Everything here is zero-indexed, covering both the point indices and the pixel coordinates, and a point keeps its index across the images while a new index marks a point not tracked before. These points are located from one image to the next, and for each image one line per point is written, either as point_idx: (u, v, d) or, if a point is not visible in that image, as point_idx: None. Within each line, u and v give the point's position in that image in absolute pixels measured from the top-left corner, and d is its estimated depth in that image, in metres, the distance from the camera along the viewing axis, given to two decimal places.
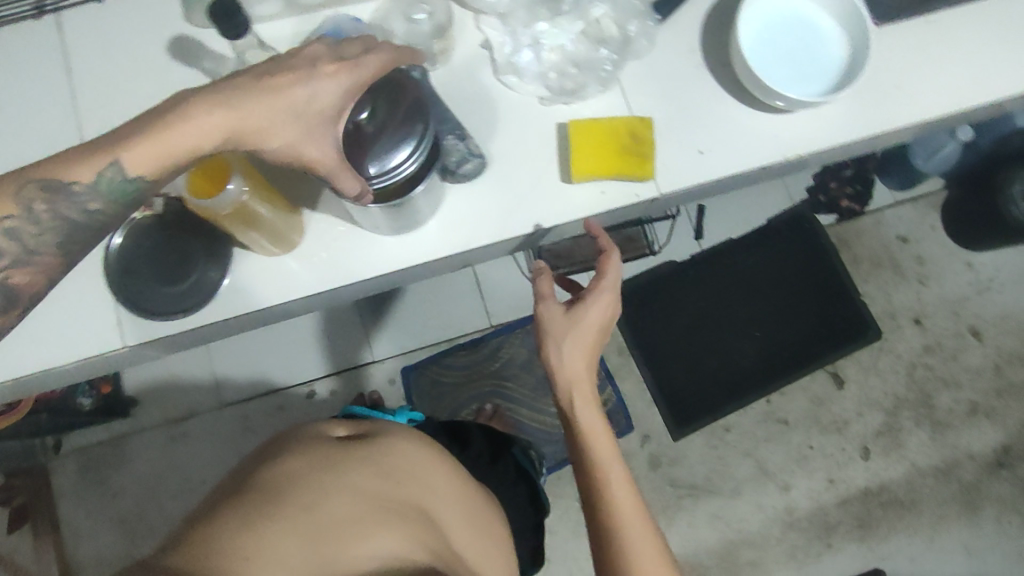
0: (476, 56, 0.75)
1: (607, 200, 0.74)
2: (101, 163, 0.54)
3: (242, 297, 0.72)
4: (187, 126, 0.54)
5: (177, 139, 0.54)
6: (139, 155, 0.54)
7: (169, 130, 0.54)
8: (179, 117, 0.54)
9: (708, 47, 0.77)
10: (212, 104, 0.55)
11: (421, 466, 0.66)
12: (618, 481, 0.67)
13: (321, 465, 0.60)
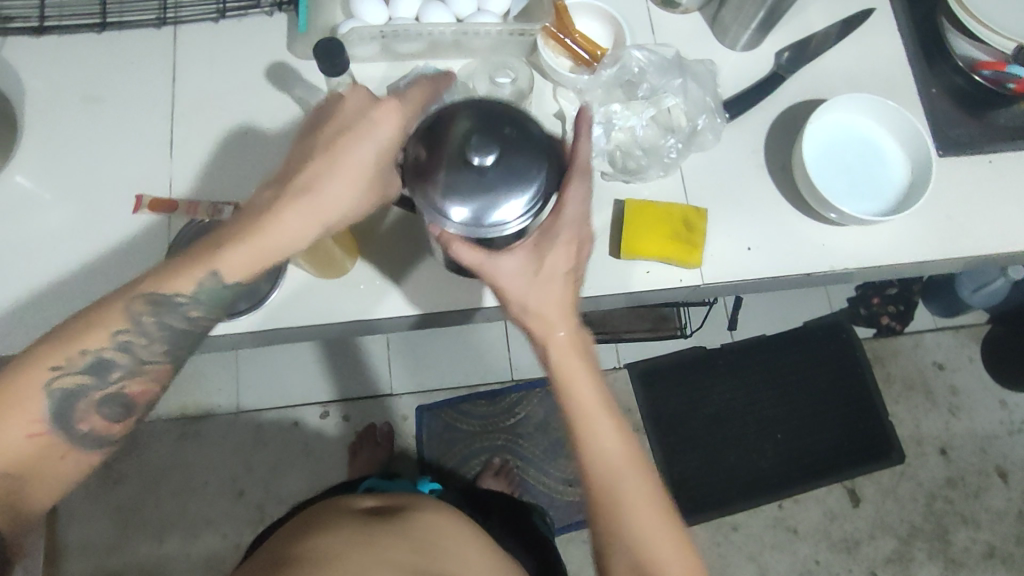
0: (548, 124, 0.80)
1: (650, 280, 0.76)
2: (200, 276, 0.58)
3: (285, 314, 0.74)
4: (291, 215, 0.58)
5: (281, 239, 0.58)
6: (238, 258, 0.58)
7: (269, 222, 0.58)
8: (284, 206, 0.58)
9: (770, 153, 0.80)
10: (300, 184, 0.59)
11: (447, 543, 0.73)
12: (621, 470, 0.63)
13: (352, 538, 0.68)
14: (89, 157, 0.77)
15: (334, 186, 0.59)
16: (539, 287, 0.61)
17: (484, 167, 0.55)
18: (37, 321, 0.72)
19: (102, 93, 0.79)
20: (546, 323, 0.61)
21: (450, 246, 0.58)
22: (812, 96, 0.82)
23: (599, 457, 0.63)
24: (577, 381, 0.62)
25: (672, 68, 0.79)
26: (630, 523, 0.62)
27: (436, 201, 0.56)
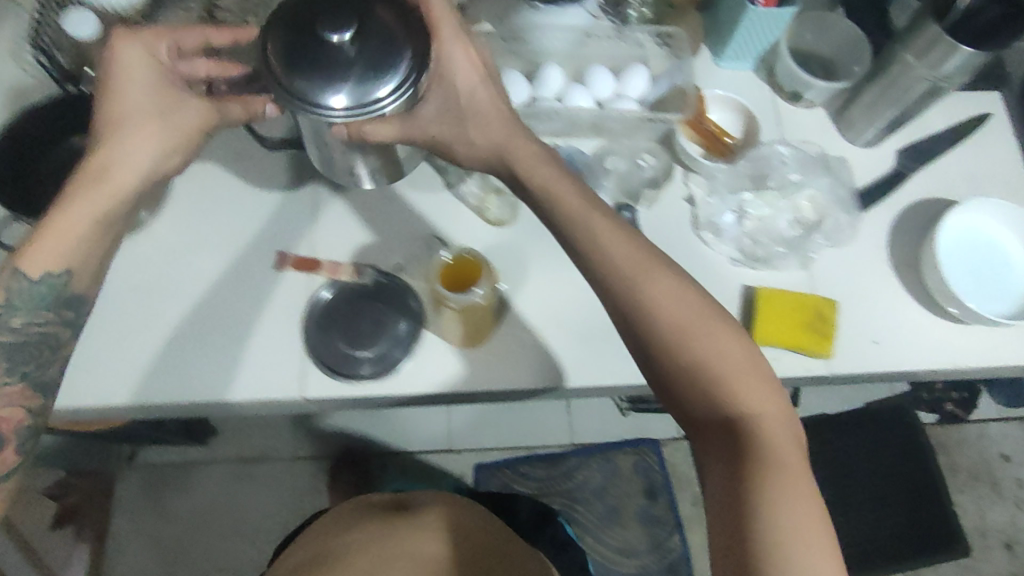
0: (679, 208, 0.81)
1: (779, 366, 0.75)
2: (50, 265, 0.59)
3: (414, 376, 0.74)
4: (80, 202, 0.60)
5: (71, 223, 0.60)
6: (43, 243, 0.59)
7: (60, 212, 0.60)
8: (76, 197, 0.60)
9: (895, 248, 0.81)
10: (90, 171, 0.61)
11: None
12: (785, 435, 0.54)
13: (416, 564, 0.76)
14: (233, 212, 0.79)
15: (120, 149, 0.61)
16: (683, 297, 0.58)
17: (349, 70, 0.59)
18: (170, 370, 0.72)
19: (249, 150, 0.82)
20: (691, 331, 0.56)
21: (362, 127, 0.63)
22: (935, 194, 0.84)
23: (782, 484, 0.51)
24: (747, 379, 0.56)
25: (809, 163, 0.82)
26: (795, 532, 0.49)
27: (314, 91, 0.59)
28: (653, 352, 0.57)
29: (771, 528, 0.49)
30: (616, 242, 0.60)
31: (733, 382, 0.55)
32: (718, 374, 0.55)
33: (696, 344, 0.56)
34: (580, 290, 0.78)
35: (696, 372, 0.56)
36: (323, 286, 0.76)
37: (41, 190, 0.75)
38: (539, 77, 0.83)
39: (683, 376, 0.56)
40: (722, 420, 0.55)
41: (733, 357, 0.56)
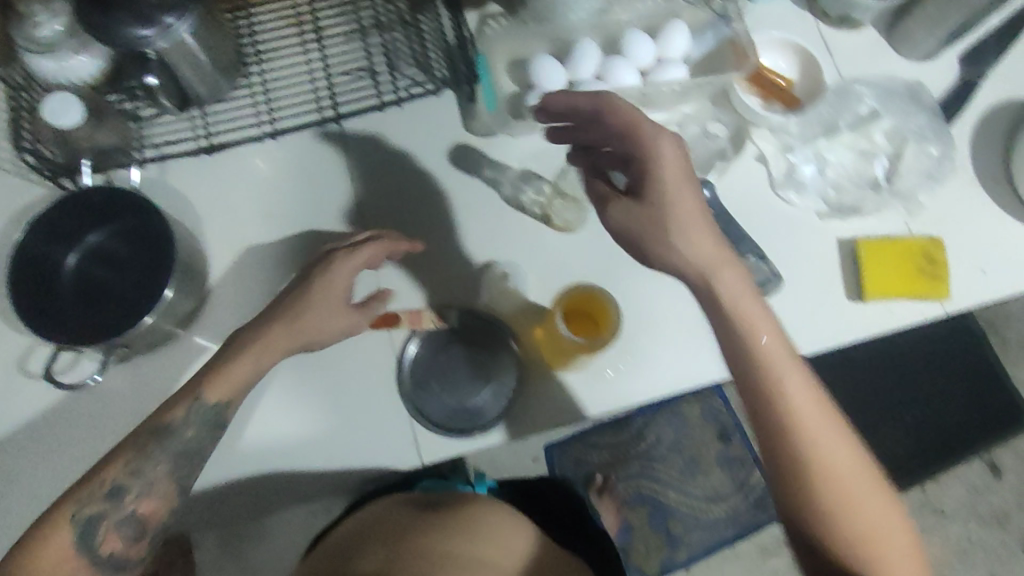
0: (753, 169, 0.76)
1: (894, 319, 0.72)
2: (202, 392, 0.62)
3: (525, 414, 0.69)
4: (309, 320, 0.63)
5: (302, 338, 0.64)
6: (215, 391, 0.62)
7: (259, 350, 0.63)
8: (261, 341, 0.63)
9: (981, 164, 0.77)
10: (297, 315, 0.63)
11: (496, 528, 0.76)
12: (707, 261, 0.57)
13: (409, 526, 0.74)
14: (288, 280, 0.72)
15: (323, 312, 0.64)
16: (752, 304, 0.58)
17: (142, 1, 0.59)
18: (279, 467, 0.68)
19: (286, 208, 0.74)
20: (743, 313, 0.57)
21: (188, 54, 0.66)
22: (1010, 97, 0.79)
23: (834, 470, 0.56)
24: (776, 360, 0.57)
25: (885, 96, 0.76)
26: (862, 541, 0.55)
27: (127, 29, 0.59)
28: (730, 333, 0.58)
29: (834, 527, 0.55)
30: (723, 262, 0.58)
31: (774, 371, 0.56)
32: (746, 376, 0.57)
33: (770, 355, 0.57)
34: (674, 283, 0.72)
35: (797, 473, 0.56)
36: (408, 338, 0.70)
37: (68, 300, 0.68)
38: (571, 59, 0.73)
39: (761, 394, 0.57)
40: (776, 409, 0.56)
41: (774, 346, 0.57)
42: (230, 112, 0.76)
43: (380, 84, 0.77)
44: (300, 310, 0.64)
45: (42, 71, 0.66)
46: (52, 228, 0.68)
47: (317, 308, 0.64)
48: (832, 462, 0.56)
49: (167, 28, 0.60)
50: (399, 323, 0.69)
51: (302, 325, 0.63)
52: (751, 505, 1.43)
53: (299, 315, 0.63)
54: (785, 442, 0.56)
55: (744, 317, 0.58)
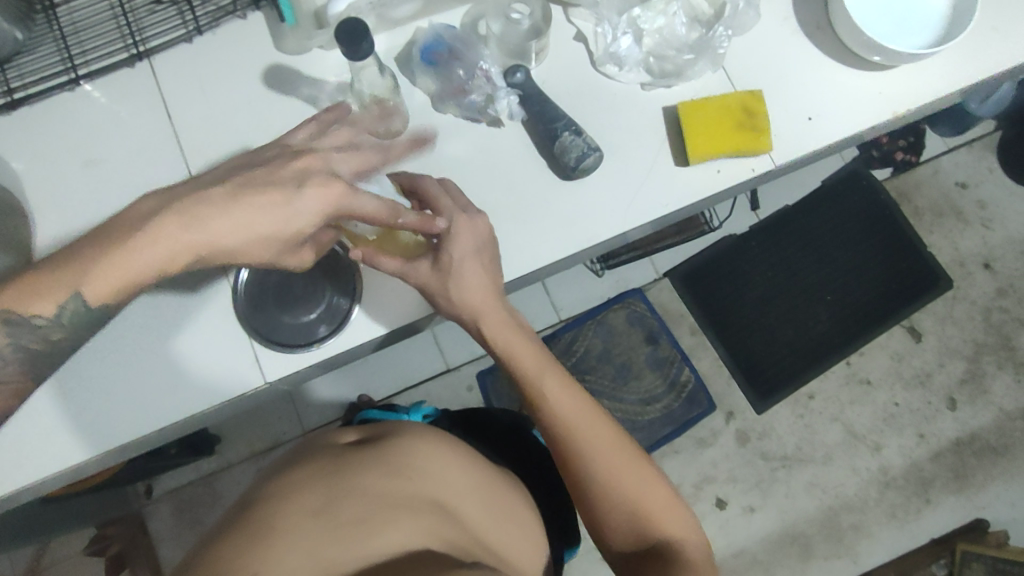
0: (572, 49, 0.75)
1: (724, 178, 0.73)
2: (56, 300, 0.49)
3: (372, 321, 0.71)
4: (257, 206, 0.53)
5: (219, 248, 0.52)
6: (96, 290, 0.49)
7: (125, 255, 0.49)
8: (185, 228, 0.51)
9: (802, 13, 0.76)
10: (274, 181, 0.54)
11: (438, 458, 0.60)
12: (479, 304, 0.67)
13: (329, 469, 0.55)
14: None
15: (248, 211, 0.53)
16: (491, 297, 0.67)
17: None
18: (131, 407, 0.69)
19: (109, 155, 0.73)
20: (484, 316, 0.67)
21: None
22: None
23: (599, 447, 0.64)
24: (519, 359, 0.68)
25: None
26: (606, 469, 0.63)
27: None
28: (488, 335, 0.68)
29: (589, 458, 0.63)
30: (467, 265, 0.66)
31: (512, 354, 0.68)
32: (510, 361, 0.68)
33: (515, 346, 0.68)
34: (501, 174, 0.72)
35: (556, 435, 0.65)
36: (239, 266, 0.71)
37: None
38: None
39: (516, 375, 0.68)
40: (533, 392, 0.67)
41: (520, 349, 0.68)
42: (34, 66, 0.73)
43: (184, 10, 0.75)
44: (135, 229, 0.50)
45: None
46: None
47: (278, 200, 0.54)
48: (572, 430, 0.64)
49: None
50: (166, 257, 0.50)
51: (213, 215, 0.52)
52: (684, 403, 1.46)
53: (135, 237, 0.49)
54: (535, 408, 0.66)
55: (511, 346, 0.68)
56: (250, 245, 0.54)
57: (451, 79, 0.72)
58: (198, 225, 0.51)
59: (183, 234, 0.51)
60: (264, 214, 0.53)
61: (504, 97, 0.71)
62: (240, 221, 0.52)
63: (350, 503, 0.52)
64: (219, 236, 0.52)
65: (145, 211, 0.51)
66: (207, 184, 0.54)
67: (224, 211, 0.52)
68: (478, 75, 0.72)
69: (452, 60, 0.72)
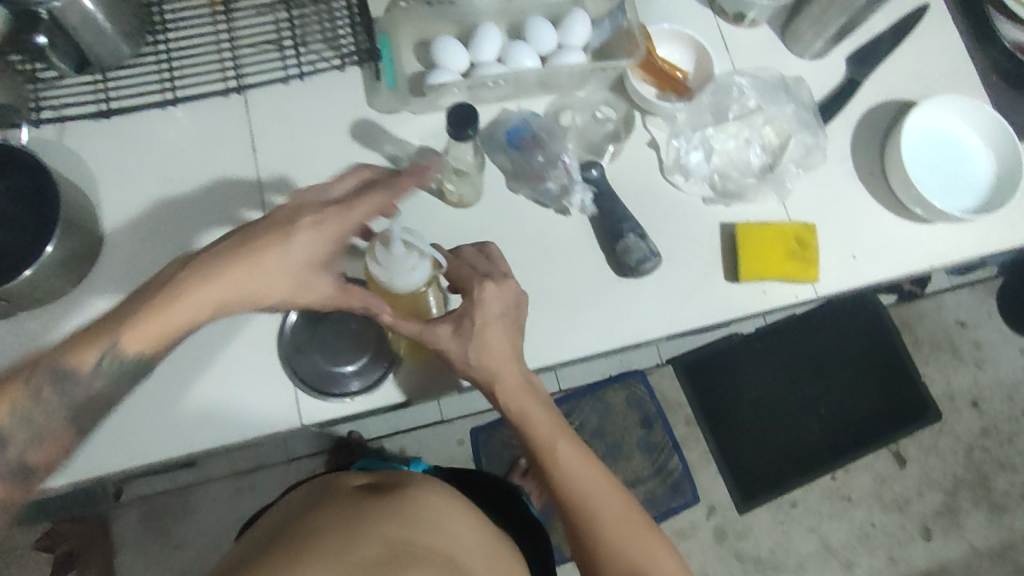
0: (644, 155, 0.79)
1: (768, 299, 0.77)
2: (106, 350, 0.51)
3: (412, 383, 0.72)
4: (314, 232, 0.57)
5: (273, 273, 0.56)
6: (146, 332, 0.52)
7: (185, 290, 0.53)
8: (228, 258, 0.55)
9: (855, 157, 0.82)
10: (315, 215, 0.58)
11: (446, 513, 0.61)
12: (494, 365, 0.68)
13: (348, 513, 0.57)
14: (187, 245, 0.73)
15: (309, 240, 0.57)
16: (508, 357, 0.68)
17: None
18: (156, 425, 0.69)
19: (184, 173, 0.75)
20: (500, 380, 0.68)
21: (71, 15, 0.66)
22: (889, 97, 0.84)
23: (606, 504, 0.66)
24: (531, 419, 0.68)
25: (775, 90, 0.80)
26: (608, 526, 0.65)
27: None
28: (499, 394, 0.69)
29: (597, 513, 0.65)
30: (488, 322, 0.67)
31: (524, 415, 0.68)
32: (518, 422, 0.68)
33: (528, 407, 0.68)
34: (561, 259, 0.76)
35: (563, 491, 0.66)
36: (289, 308, 0.71)
37: None
38: (471, 42, 0.77)
39: (525, 434, 0.68)
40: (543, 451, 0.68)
41: (530, 410, 0.68)
42: (134, 82, 0.76)
43: (287, 56, 0.78)
44: (199, 270, 0.54)
45: None
46: None
47: (330, 217, 0.58)
48: (576, 489, 0.66)
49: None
50: (226, 283, 0.54)
51: (283, 234, 0.56)
52: (669, 490, 1.48)
53: (201, 271, 0.54)
54: (541, 468, 0.68)
55: (523, 405, 0.68)
56: (306, 265, 0.57)
57: (529, 163, 0.76)
58: (264, 257, 0.56)
59: (251, 271, 0.55)
60: (327, 228, 0.58)
61: (579, 191, 0.75)
62: (306, 243, 0.57)
63: (366, 543, 0.53)
64: (288, 261, 0.56)
65: (213, 258, 0.55)
66: (285, 215, 0.58)
67: (288, 240, 0.56)
68: (556, 164, 0.75)
69: (534, 145, 0.76)
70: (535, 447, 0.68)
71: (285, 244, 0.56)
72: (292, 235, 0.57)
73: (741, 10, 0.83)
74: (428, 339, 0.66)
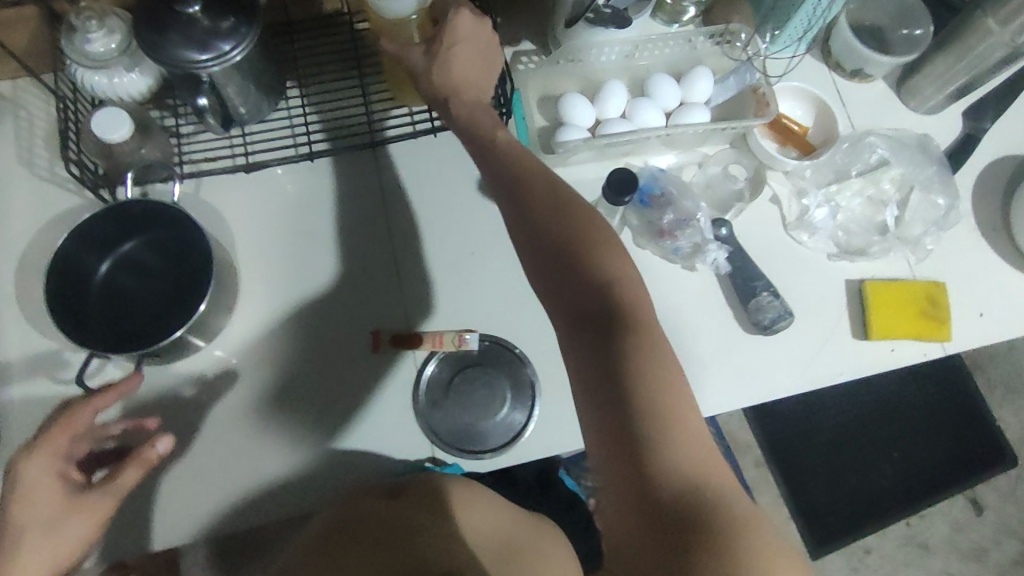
0: (767, 211, 0.79)
1: (897, 357, 0.76)
2: None
3: (543, 440, 0.71)
4: (82, 512, 0.55)
5: (48, 543, 0.53)
6: None
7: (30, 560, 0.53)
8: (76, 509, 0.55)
9: (980, 212, 0.81)
10: (61, 449, 0.56)
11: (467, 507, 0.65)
12: (624, 284, 0.49)
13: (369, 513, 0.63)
14: (321, 298, 0.74)
15: (44, 489, 0.54)
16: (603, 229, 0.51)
17: (197, 37, 0.63)
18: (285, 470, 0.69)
19: (316, 226, 0.76)
20: (625, 314, 0.47)
21: (223, 77, 0.67)
22: (1011, 152, 0.83)
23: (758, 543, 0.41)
24: (660, 373, 0.45)
25: (899, 148, 0.79)
26: (680, 435, 0.44)
27: (176, 54, 0.62)
28: (620, 327, 0.47)
29: (748, 546, 0.41)
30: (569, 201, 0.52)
31: (654, 364, 0.45)
32: (577, 273, 0.49)
33: (650, 342, 0.46)
34: (689, 316, 0.75)
35: (689, 484, 0.42)
36: (427, 359, 0.72)
37: (102, 317, 0.69)
38: (598, 98, 0.78)
39: (583, 298, 0.48)
40: (607, 308, 0.47)
41: (624, 271, 0.49)
42: (269, 137, 0.77)
43: (415, 110, 0.79)
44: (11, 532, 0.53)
45: (95, 88, 0.70)
46: (94, 237, 0.68)
47: (54, 481, 0.55)
48: (643, 382, 0.45)
49: (212, 52, 0.63)
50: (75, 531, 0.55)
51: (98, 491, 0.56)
52: None
53: (22, 543, 0.53)
54: (656, 450, 0.43)
55: (657, 349, 0.46)
56: (91, 523, 0.56)
57: (659, 221, 0.75)
58: (30, 516, 0.53)
59: (44, 531, 0.53)
60: (101, 492, 0.56)
61: (714, 250, 0.74)
62: (93, 510, 0.56)
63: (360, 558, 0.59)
64: (48, 497, 0.54)
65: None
66: (47, 475, 0.54)
67: (22, 498, 0.53)
68: (689, 223, 0.75)
69: (665, 203, 0.76)
70: (655, 419, 0.44)
71: (33, 495, 0.54)
72: (159, 452, 0.58)
73: (861, 65, 0.83)
74: (532, 233, 0.51)
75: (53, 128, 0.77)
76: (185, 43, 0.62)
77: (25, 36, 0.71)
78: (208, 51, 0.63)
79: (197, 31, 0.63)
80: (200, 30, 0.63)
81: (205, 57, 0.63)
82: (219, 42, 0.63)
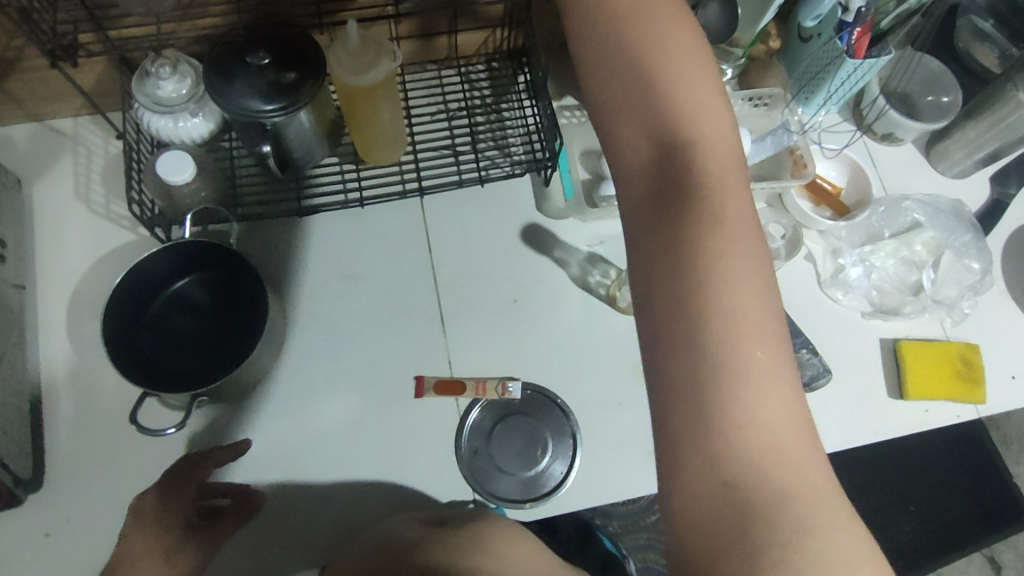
0: (803, 269, 0.81)
1: (931, 418, 0.76)
2: None
3: (583, 492, 0.71)
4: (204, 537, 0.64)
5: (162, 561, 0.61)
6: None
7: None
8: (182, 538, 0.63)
9: (1011, 276, 0.82)
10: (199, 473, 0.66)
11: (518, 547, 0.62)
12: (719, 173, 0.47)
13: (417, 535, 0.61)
14: (365, 341, 0.75)
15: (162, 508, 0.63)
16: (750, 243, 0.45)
17: (262, 88, 0.65)
18: (335, 510, 0.69)
19: (362, 269, 0.78)
20: (708, 199, 0.45)
21: (284, 125, 0.69)
22: None
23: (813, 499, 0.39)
24: (742, 293, 0.42)
25: (935, 213, 0.82)
26: (755, 389, 0.40)
27: (240, 103, 0.65)
28: (690, 216, 0.45)
29: (802, 511, 0.38)
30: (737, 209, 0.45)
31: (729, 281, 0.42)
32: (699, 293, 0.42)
33: (731, 259, 0.43)
34: None
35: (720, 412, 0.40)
36: (471, 406, 0.73)
37: (152, 354, 0.69)
38: None
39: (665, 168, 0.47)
40: (687, 218, 0.45)
41: (730, 210, 0.45)
42: (320, 181, 0.80)
43: (460, 159, 0.82)
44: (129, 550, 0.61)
45: (158, 131, 0.71)
46: (148, 277, 0.69)
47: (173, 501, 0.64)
48: (715, 331, 0.41)
49: (275, 101, 0.65)
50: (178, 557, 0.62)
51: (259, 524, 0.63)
52: None
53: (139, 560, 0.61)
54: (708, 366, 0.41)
55: (735, 257, 0.43)
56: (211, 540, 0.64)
57: None
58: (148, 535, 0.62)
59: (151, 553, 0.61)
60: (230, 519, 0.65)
61: None
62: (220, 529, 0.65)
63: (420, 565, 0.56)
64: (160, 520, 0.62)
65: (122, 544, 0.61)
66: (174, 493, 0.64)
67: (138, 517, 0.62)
68: None
69: None
70: (710, 327, 0.41)
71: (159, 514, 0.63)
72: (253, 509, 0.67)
73: (894, 129, 0.85)
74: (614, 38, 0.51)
75: (108, 167, 0.79)
76: (250, 92, 0.65)
77: (93, 78, 0.73)
78: (271, 101, 0.65)
79: (262, 81, 0.65)
80: (265, 80, 0.65)
81: (266, 106, 0.65)
82: (282, 91, 0.65)
